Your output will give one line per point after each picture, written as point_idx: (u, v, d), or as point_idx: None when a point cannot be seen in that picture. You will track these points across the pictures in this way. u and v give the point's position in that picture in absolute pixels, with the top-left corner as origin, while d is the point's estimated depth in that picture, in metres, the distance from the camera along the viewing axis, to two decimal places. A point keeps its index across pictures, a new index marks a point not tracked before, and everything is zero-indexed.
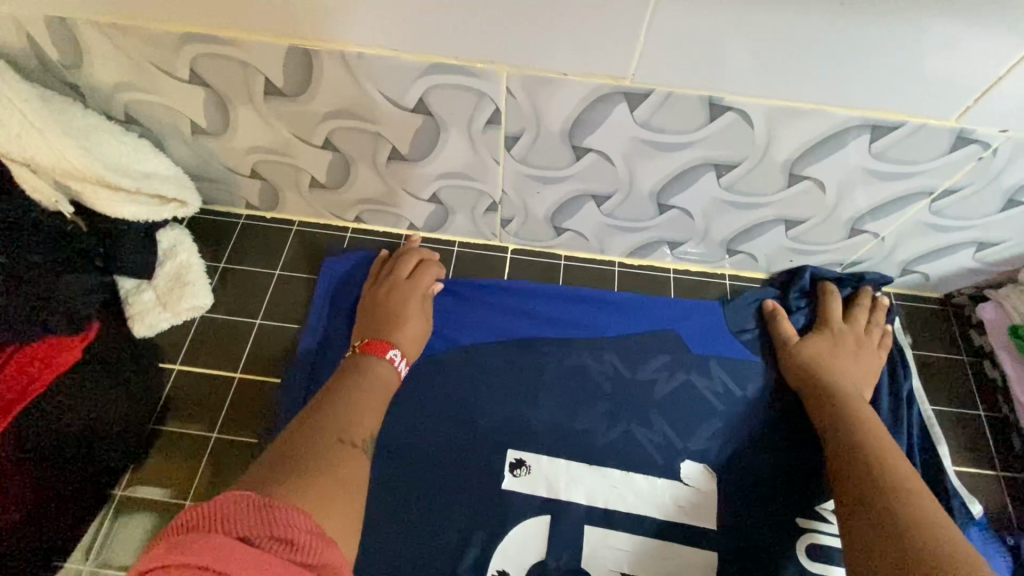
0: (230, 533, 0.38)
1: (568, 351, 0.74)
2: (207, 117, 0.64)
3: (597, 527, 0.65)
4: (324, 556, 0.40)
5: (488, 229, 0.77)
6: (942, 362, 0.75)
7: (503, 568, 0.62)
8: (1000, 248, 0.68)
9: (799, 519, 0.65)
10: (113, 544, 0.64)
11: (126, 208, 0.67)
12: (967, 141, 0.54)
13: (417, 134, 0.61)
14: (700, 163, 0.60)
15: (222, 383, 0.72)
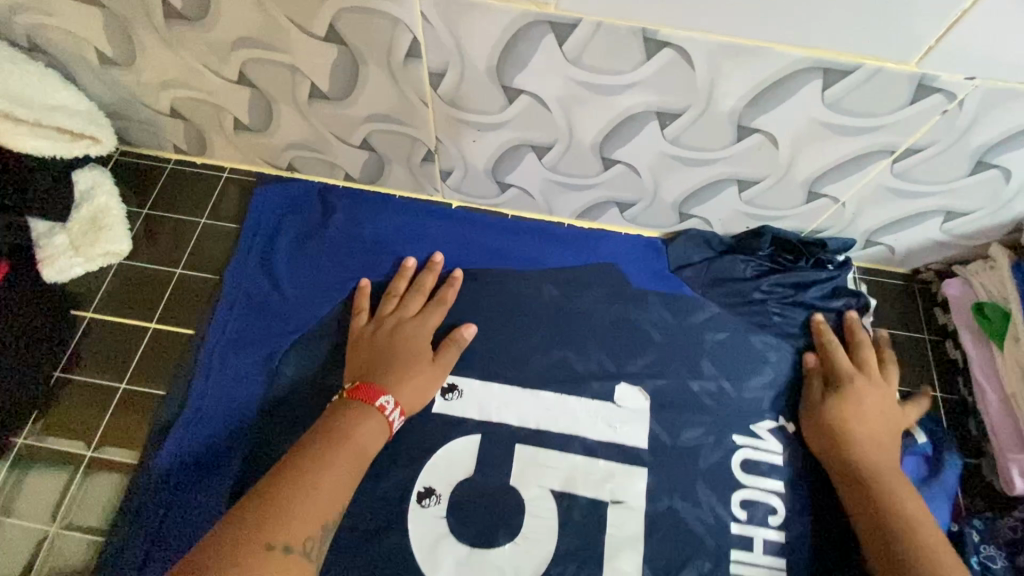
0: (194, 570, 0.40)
1: (507, 275, 0.70)
2: (112, 44, 0.59)
3: (529, 446, 0.61)
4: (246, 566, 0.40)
5: (428, 183, 0.73)
6: (902, 340, 0.70)
7: (429, 485, 0.59)
8: (970, 219, 0.63)
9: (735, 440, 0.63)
10: (10, 491, 0.61)
11: (30, 142, 0.61)
12: (930, 90, 0.48)
13: (334, 68, 0.57)
14: (641, 111, 0.55)
15: (137, 332, 0.68)
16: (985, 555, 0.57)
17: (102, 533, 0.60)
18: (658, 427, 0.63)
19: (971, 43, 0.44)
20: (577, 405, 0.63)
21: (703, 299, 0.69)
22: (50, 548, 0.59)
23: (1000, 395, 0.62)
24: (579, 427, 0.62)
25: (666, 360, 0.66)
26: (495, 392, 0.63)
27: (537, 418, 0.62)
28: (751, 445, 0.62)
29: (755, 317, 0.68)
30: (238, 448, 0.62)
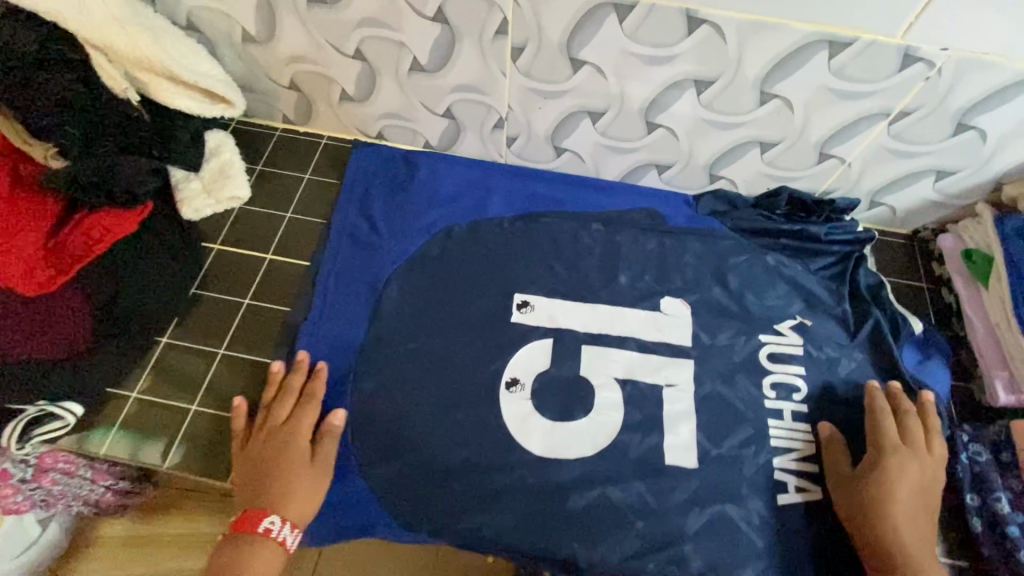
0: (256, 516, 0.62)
1: (567, 219, 0.85)
2: (256, 23, 0.74)
3: (589, 345, 0.77)
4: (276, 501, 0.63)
5: (495, 148, 0.87)
6: (903, 287, 0.82)
7: (515, 376, 0.74)
8: (956, 178, 0.74)
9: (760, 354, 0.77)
10: (153, 380, 0.72)
11: (183, 101, 0.77)
12: (914, 59, 0.61)
13: (435, 43, 0.71)
14: (681, 79, 0.69)
15: (254, 261, 0.81)
16: (972, 451, 0.67)
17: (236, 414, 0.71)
18: (692, 344, 0.77)
19: (944, 18, 0.57)
20: (631, 317, 0.79)
21: (733, 242, 0.83)
22: (192, 427, 0.70)
23: (987, 323, 0.73)
24: (628, 329, 0.78)
25: (695, 297, 0.80)
26: (561, 307, 0.79)
27: (596, 323, 0.78)
28: (775, 342, 0.77)
29: (776, 261, 0.82)
30: (342, 352, 0.74)
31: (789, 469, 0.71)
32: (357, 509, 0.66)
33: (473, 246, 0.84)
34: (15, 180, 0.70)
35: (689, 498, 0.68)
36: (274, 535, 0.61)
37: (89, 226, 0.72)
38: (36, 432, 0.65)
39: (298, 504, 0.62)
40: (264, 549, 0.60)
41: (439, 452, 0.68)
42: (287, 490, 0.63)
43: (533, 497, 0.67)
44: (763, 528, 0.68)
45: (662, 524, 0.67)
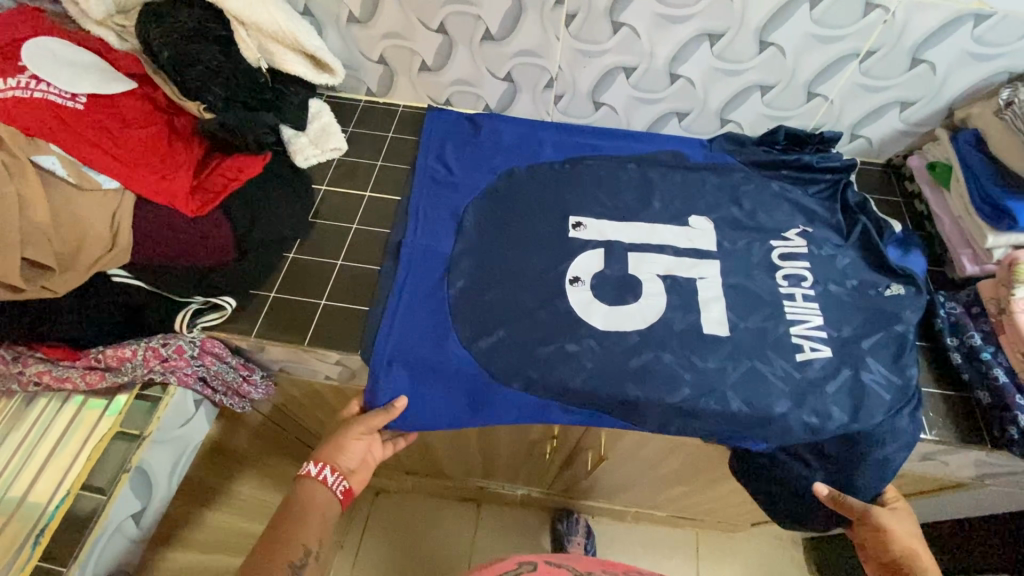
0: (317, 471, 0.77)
1: (606, 159, 1.02)
2: (361, 5, 0.94)
3: (634, 252, 0.92)
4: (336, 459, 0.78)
5: (544, 107, 1.06)
6: (883, 200, 1.01)
7: (576, 276, 0.90)
8: (917, 107, 0.95)
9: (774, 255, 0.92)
10: (284, 280, 0.89)
11: (299, 69, 0.95)
12: (874, 6, 0.82)
13: (505, 13, 0.91)
14: (699, 34, 0.89)
15: (357, 196, 0.99)
16: (949, 307, 0.86)
17: (358, 303, 0.88)
18: (717, 248, 0.93)
19: None
20: (664, 229, 0.95)
21: (743, 166, 1.01)
22: (323, 313, 0.86)
23: (950, 216, 0.92)
24: (663, 239, 0.93)
25: (717, 214, 0.96)
26: (608, 225, 0.95)
27: (636, 236, 0.94)
28: (783, 245, 0.93)
29: (780, 183, 0.99)
30: (434, 264, 0.90)
31: (808, 335, 0.85)
32: (457, 374, 0.83)
33: (527, 180, 1.00)
34: (171, 130, 0.88)
35: (726, 356, 0.83)
36: (303, 475, 0.75)
37: (226, 167, 0.90)
38: (200, 319, 0.82)
39: (337, 451, 0.77)
40: (306, 488, 0.74)
41: (520, 328, 0.86)
42: (334, 449, 0.78)
43: (598, 359, 0.83)
44: (790, 377, 0.82)
45: (704, 375, 0.82)
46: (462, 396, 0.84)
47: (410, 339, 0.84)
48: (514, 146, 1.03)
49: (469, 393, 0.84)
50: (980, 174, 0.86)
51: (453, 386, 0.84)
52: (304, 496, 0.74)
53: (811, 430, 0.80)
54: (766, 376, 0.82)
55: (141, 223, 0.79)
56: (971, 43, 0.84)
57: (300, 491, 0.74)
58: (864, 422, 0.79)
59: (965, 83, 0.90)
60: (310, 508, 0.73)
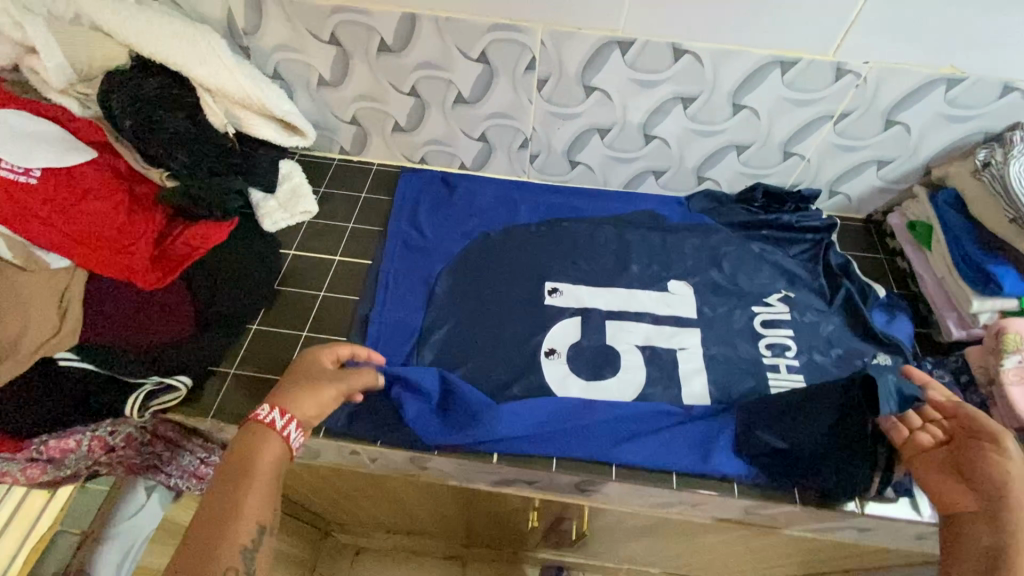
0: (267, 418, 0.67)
1: (583, 222, 1.01)
2: (331, 70, 0.92)
3: (612, 320, 0.89)
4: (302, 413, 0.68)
5: (520, 165, 1.04)
6: (866, 258, 0.99)
7: (552, 347, 0.86)
8: (894, 166, 0.94)
9: (756, 320, 0.89)
10: (249, 354, 0.85)
11: (268, 133, 0.94)
12: (845, 72, 0.81)
13: (476, 78, 0.90)
14: (672, 98, 0.88)
15: (326, 261, 0.96)
16: (937, 375, 0.82)
17: None
18: (697, 316, 0.90)
19: (863, 41, 0.78)
20: (642, 294, 0.92)
21: (721, 226, 0.99)
22: None
23: (934, 277, 0.89)
24: (642, 306, 0.91)
25: (696, 278, 0.94)
26: (586, 291, 0.92)
27: (614, 303, 0.91)
28: (765, 311, 0.90)
29: (760, 245, 0.97)
30: (403, 335, 0.87)
31: None
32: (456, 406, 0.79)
33: (501, 243, 0.97)
34: (132, 199, 0.85)
35: (711, 431, 0.79)
36: (263, 421, 0.66)
37: (189, 235, 0.86)
38: (154, 401, 0.76)
39: (302, 404, 0.69)
40: (265, 442, 0.65)
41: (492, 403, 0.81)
42: (298, 395, 0.69)
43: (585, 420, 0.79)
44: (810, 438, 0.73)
45: (689, 451, 0.78)
46: (467, 431, 0.76)
47: (374, 420, 0.79)
48: (490, 208, 1.02)
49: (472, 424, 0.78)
50: (961, 236, 0.84)
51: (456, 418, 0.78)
52: (259, 453, 0.64)
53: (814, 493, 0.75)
54: (763, 437, 0.75)
55: (98, 299, 0.78)
56: (944, 105, 0.84)
57: (259, 444, 0.65)
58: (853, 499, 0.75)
59: (941, 143, 0.89)
60: (266, 469, 0.64)
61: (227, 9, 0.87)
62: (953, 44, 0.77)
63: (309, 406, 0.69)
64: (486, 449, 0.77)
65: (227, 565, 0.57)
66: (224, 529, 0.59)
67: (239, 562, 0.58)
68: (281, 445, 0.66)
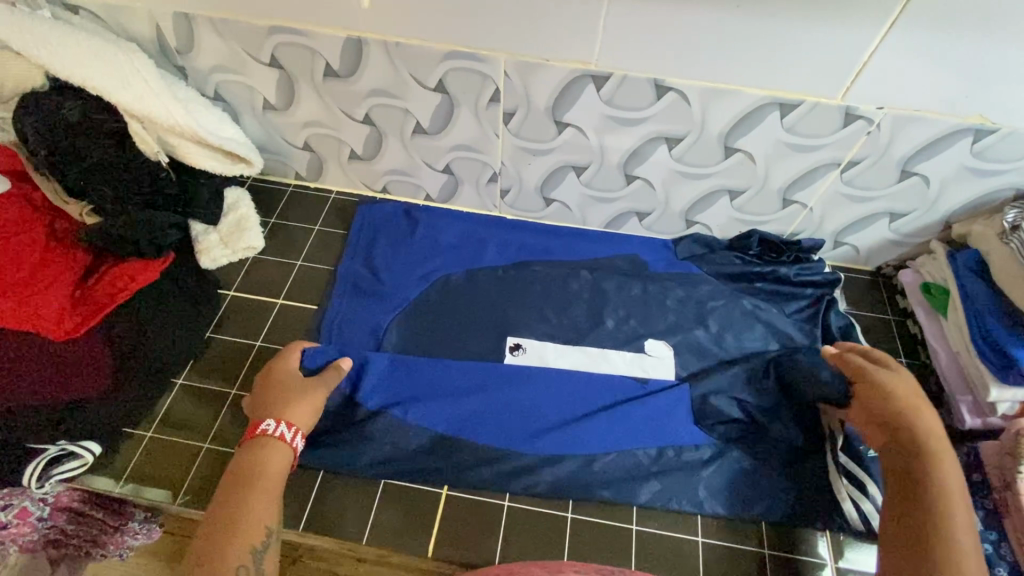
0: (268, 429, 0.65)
1: (555, 266, 0.90)
2: (277, 94, 0.83)
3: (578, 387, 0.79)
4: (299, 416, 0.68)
5: (490, 200, 0.94)
6: (873, 319, 0.87)
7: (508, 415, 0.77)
8: (910, 218, 0.82)
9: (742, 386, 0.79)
10: (171, 412, 0.77)
11: (207, 162, 0.85)
12: (855, 116, 0.70)
13: (435, 108, 0.80)
14: (655, 137, 0.77)
15: (268, 305, 0.87)
16: None
17: None
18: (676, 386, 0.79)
19: (876, 83, 0.67)
20: (614, 355, 0.82)
21: (709, 277, 0.89)
22: (206, 459, 0.74)
23: (949, 350, 0.78)
24: (614, 369, 0.81)
25: (677, 338, 0.83)
26: (552, 349, 0.82)
27: (582, 366, 0.81)
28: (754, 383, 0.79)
29: (752, 301, 0.86)
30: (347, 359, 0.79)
31: (782, 505, 0.70)
32: (433, 386, 0.78)
33: (462, 289, 0.88)
34: (51, 237, 0.79)
35: (667, 403, 0.77)
36: (272, 435, 0.65)
37: (116, 274, 0.79)
38: (56, 470, 0.69)
39: (303, 410, 0.68)
40: (274, 452, 0.64)
41: (434, 481, 0.71)
42: (291, 402, 0.68)
43: (549, 388, 0.78)
44: (767, 451, 0.73)
45: (645, 429, 0.75)
46: (405, 391, 0.77)
47: (300, 492, 0.70)
48: (453, 246, 0.92)
49: (452, 402, 0.76)
50: (982, 309, 0.73)
51: (432, 417, 0.76)
52: (268, 463, 0.63)
53: (780, 484, 0.71)
54: (720, 405, 0.76)
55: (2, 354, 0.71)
56: (970, 156, 0.73)
57: (266, 455, 0.63)
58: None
59: (963, 197, 0.78)
60: (274, 475, 0.63)
61: (157, 26, 0.78)
62: (984, 92, 0.66)
63: (310, 414, 0.69)
64: (423, 536, 0.68)
65: (237, 567, 0.56)
66: (229, 532, 0.58)
67: (249, 562, 0.57)
68: (292, 457, 0.65)
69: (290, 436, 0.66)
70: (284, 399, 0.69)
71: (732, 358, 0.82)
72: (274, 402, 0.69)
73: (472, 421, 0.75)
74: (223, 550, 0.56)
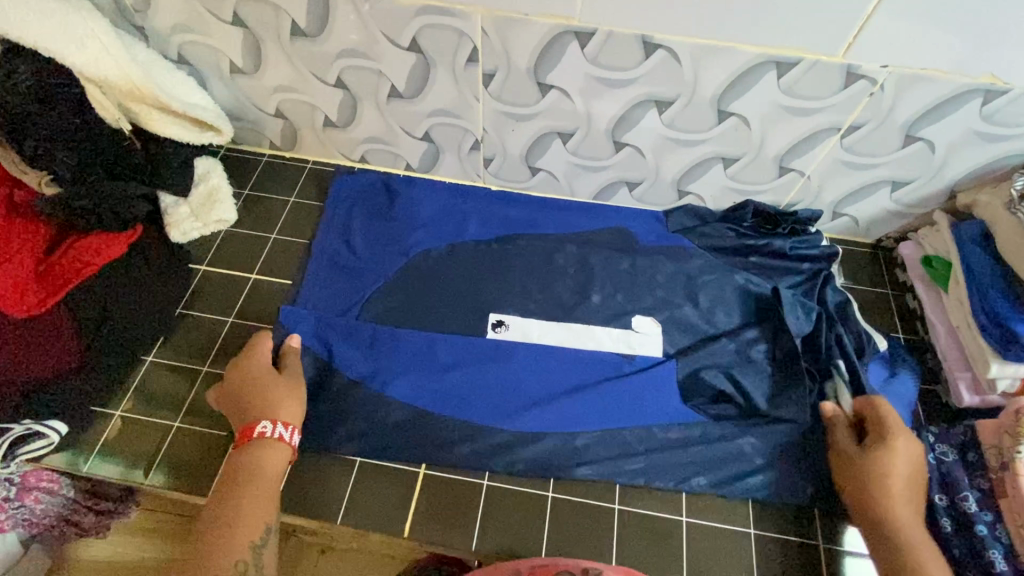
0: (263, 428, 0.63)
1: (541, 239, 0.86)
2: (244, 56, 0.78)
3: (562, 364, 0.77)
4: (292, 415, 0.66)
5: (472, 169, 0.89)
6: (870, 293, 0.84)
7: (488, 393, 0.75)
8: (912, 187, 0.78)
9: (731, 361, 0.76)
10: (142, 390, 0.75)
11: (172, 128, 0.81)
12: (858, 76, 0.66)
13: (411, 70, 0.75)
14: (644, 100, 0.73)
15: (241, 280, 0.84)
16: (939, 451, 0.69)
17: (219, 428, 0.72)
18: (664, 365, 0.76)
19: (880, 40, 0.62)
20: (600, 332, 0.79)
21: (700, 251, 0.85)
22: (176, 438, 0.72)
23: (948, 326, 0.75)
24: (600, 347, 0.77)
25: (665, 313, 0.80)
26: (536, 327, 0.79)
27: (565, 343, 0.78)
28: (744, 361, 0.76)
29: (745, 275, 0.82)
30: (319, 332, 0.76)
31: (770, 489, 0.68)
32: (410, 358, 0.75)
33: (442, 263, 0.84)
34: (11, 209, 0.75)
35: (654, 382, 0.74)
36: (269, 436, 0.63)
37: (81, 249, 0.75)
38: (22, 449, 0.67)
39: (293, 408, 0.67)
40: (273, 452, 0.62)
41: (410, 460, 0.69)
42: (283, 398, 0.67)
43: (532, 369, 0.75)
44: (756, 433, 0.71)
45: (631, 410, 0.72)
46: (384, 359, 0.75)
47: None
48: (434, 219, 0.88)
49: (429, 376, 0.74)
50: (985, 283, 0.70)
51: (410, 387, 0.73)
52: (266, 463, 0.61)
53: (770, 468, 0.69)
54: (709, 380, 0.73)
55: None
56: (979, 120, 0.68)
57: (266, 456, 0.62)
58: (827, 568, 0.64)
59: (970, 164, 0.74)
60: (274, 477, 0.61)
61: None
62: (996, 48, 0.61)
63: (301, 410, 0.68)
64: (399, 517, 0.66)
65: (237, 563, 0.54)
66: (225, 537, 0.55)
67: (250, 556, 0.55)
68: (290, 455, 0.64)
69: (287, 434, 0.64)
70: (276, 396, 0.67)
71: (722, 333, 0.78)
72: (261, 403, 0.66)
73: (451, 396, 0.73)
74: (222, 552, 0.54)
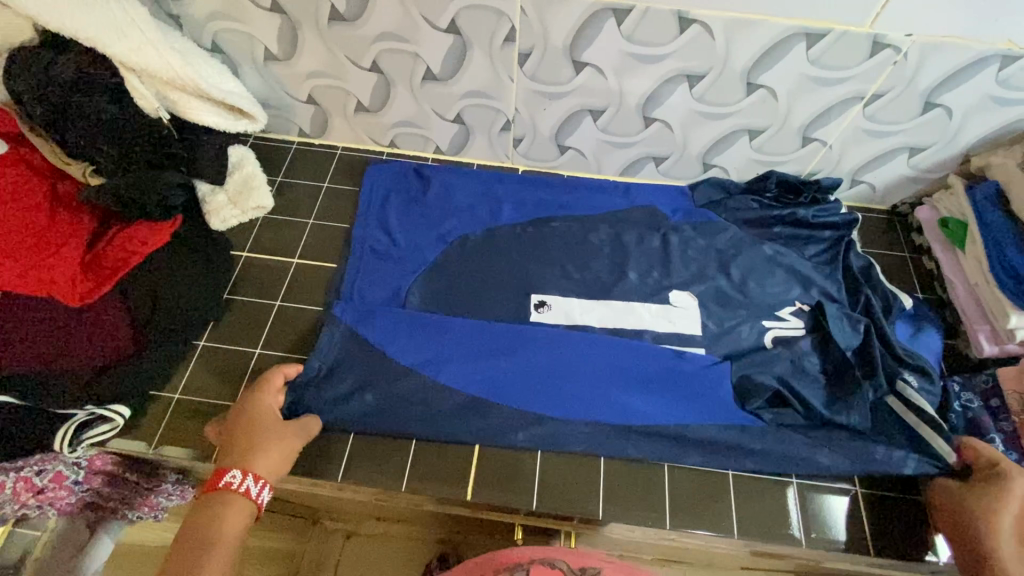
0: (227, 481, 0.61)
1: (574, 224, 0.88)
2: (280, 42, 0.80)
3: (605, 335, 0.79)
4: (266, 467, 0.63)
5: (501, 149, 0.91)
6: (889, 257, 0.88)
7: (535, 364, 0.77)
8: (928, 153, 0.82)
9: (765, 324, 0.80)
10: (195, 375, 0.76)
11: (209, 117, 0.81)
12: (883, 45, 0.69)
13: (447, 52, 0.77)
14: (676, 75, 0.75)
15: (283, 264, 0.86)
16: (965, 399, 0.73)
17: None
18: (703, 336, 0.79)
19: (906, 8, 0.65)
20: (637, 302, 0.82)
21: (727, 224, 0.87)
22: None
23: (967, 284, 0.79)
24: (638, 316, 0.81)
25: (697, 282, 0.83)
26: (577, 305, 0.81)
27: (604, 314, 0.81)
28: (778, 327, 0.79)
29: (773, 245, 0.85)
30: (369, 320, 0.78)
31: (810, 446, 0.71)
32: (460, 348, 0.77)
33: (479, 244, 0.86)
34: (55, 199, 0.76)
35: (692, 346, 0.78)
36: (234, 488, 0.60)
37: (123, 238, 0.76)
38: (87, 434, 0.68)
39: (270, 459, 0.63)
40: (233, 509, 0.59)
41: (467, 431, 0.72)
42: (259, 446, 0.63)
43: (580, 358, 0.76)
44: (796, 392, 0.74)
45: (672, 376, 0.75)
46: (433, 335, 0.77)
47: (334, 446, 0.71)
48: (468, 203, 0.90)
49: (479, 348, 0.77)
50: (1001, 240, 0.74)
51: (461, 361, 0.76)
52: (226, 520, 0.59)
53: (811, 426, 0.72)
54: (763, 381, 0.73)
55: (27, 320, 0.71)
56: (994, 85, 0.72)
57: (223, 511, 0.59)
58: (865, 514, 0.69)
59: (983, 129, 0.78)
60: (232, 538, 0.58)
61: None
62: (1012, 14, 0.65)
63: (279, 464, 0.64)
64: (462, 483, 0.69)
65: None
66: None
67: None
68: (252, 511, 0.61)
69: (254, 489, 0.61)
70: (253, 442, 0.64)
71: (772, 342, 0.78)
72: (237, 449, 0.63)
73: (499, 367, 0.76)
74: None
